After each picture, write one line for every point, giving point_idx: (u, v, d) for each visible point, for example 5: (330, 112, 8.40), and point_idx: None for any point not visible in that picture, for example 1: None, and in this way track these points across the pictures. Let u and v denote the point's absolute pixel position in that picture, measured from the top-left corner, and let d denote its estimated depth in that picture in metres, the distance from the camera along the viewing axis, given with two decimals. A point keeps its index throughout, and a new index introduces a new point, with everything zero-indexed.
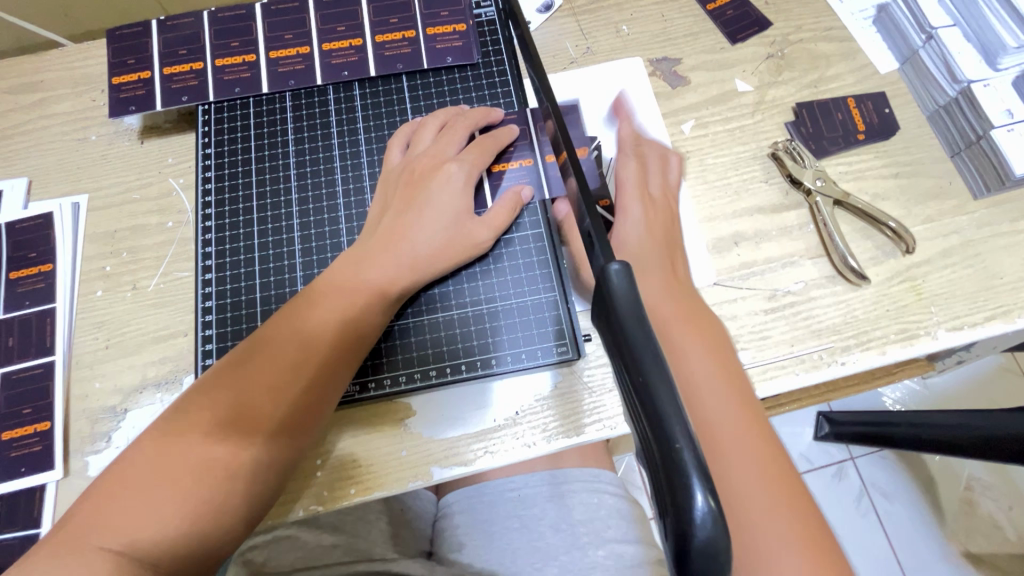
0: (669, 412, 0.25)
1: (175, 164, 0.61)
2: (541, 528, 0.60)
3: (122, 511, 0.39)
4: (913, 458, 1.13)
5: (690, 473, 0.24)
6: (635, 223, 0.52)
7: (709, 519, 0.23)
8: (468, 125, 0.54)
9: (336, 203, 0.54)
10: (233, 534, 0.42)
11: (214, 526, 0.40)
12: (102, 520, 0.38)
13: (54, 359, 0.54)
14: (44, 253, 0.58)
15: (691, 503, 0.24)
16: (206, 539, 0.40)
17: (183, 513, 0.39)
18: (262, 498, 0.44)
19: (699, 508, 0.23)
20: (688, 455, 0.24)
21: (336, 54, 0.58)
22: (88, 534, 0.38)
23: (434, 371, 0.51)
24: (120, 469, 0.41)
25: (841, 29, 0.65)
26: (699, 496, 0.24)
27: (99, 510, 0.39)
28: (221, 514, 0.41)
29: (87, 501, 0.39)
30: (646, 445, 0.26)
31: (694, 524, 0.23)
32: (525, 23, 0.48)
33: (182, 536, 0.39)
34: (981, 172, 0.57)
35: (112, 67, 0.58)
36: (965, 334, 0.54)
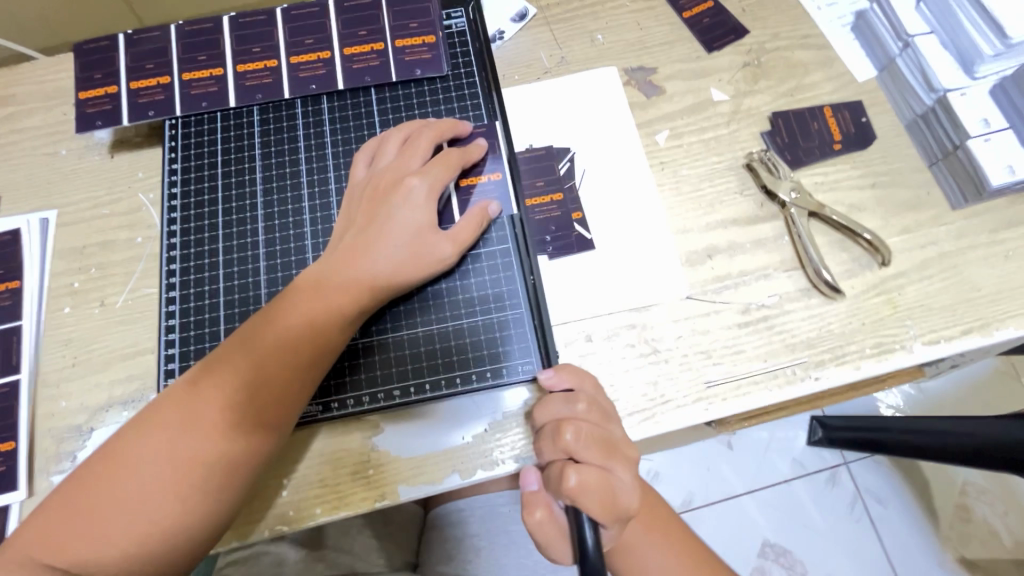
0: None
1: (145, 179, 0.61)
2: (529, 544, 0.62)
3: (76, 530, 0.40)
4: (908, 465, 1.11)
5: (583, 519, 0.40)
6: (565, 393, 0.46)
7: (594, 545, 0.39)
8: (433, 138, 0.53)
9: (302, 219, 0.54)
10: (187, 554, 0.42)
11: (169, 549, 0.41)
12: (58, 539, 0.40)
13: (20, 378, 0.54)
14: (11, 270, 0.58)
15: (584, 535, 0.40)
16: (158, 557, 0.41)
17: (136, 535, 0.40)
18: (215, 521, 0.43)
19: (588, 538, 0.39)
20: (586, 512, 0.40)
21: (304, 67, 0.57)
22: (45, 550, 0.39)
23: (398, 390, 0.51)
24: (75, 486, 0.41)
25: (818, 36, 0.65)
26: (588, 530, 0.40)
27: (55, 528, 0.40)
28: (173, 533, 0.41)
29: (44, 517, 0.41)
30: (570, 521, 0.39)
31: (585, 547, 0.39)
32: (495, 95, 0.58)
33: (135, 554, 0.40)
34: (958, 182, 0.57)
35: (79, 81, 0.57)
36: (941, 348, 0.53)
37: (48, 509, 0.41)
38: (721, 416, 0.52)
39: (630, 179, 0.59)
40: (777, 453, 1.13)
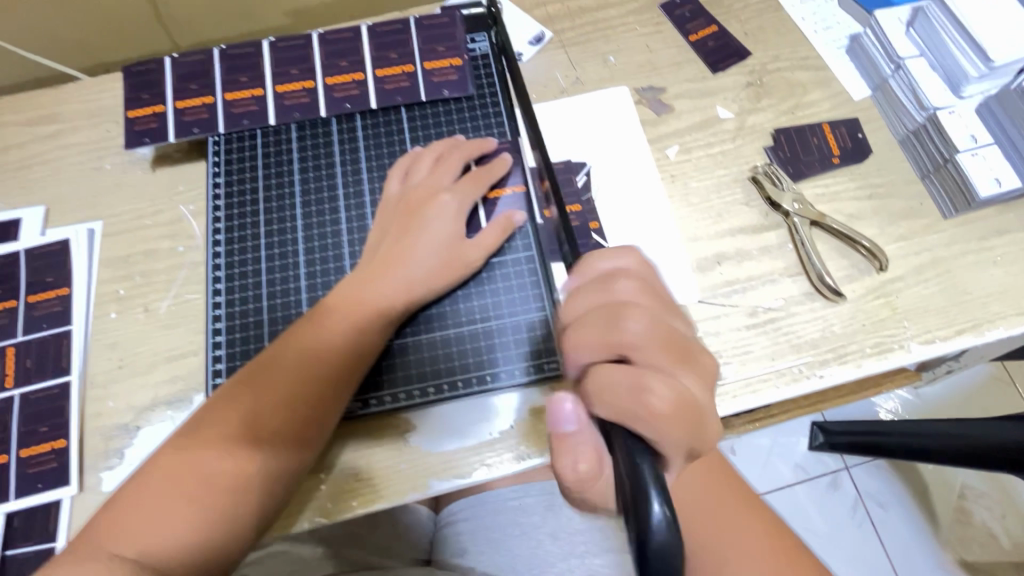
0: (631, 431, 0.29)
1: (186, 191, 0.64)
2: (540, 535, 0.61)
3: (138, 520, 0.43)
4: (906, 468, 1.15)
5: (647, 483, 0.26)
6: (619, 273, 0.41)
7: (663, 525, 0.25)
8: (463, 156, 0.57)
9: (339, 229, 0.58)
10: (240, 542, 0.45)
11: (225, 537, 0.44)
12: (122, 528, 0.43)
13: (70, 379, 0.57)
14: (60, 278, 0.61)
15: (648, 510, 0.25)
16: (212, 546, 0.44)
17: (195, 525, 0.44)
18: (267, 509, 0.46)
19: (655, 515, 0.25)
20: (647, 472, 0.27)
21: (339, 88, 0.61)
22: (109, 539, 0.42)
23: (432, 388, 0.54)
24: (141, 478, 0.45)
25: (816, 58, 0.69)
26: (654, 503, 0.25)
27: (120, 517, 0.43)
28: (228, 523, 0.44)
29: (113, 508, 0.44)
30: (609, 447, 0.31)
31: (650, 526, 0.25)
32: (515, 64, 0.57)
33: (192, 542, 0.43)
34: (948, 193, 0.61)
35: (128, 101, 0.61)
36: (937, 347, 0.57)
37: (116, 501, 0.44)
38: (734, 412, 0.55)
39: (643, 191, 0.63)
40: (779, 458, 1.16)
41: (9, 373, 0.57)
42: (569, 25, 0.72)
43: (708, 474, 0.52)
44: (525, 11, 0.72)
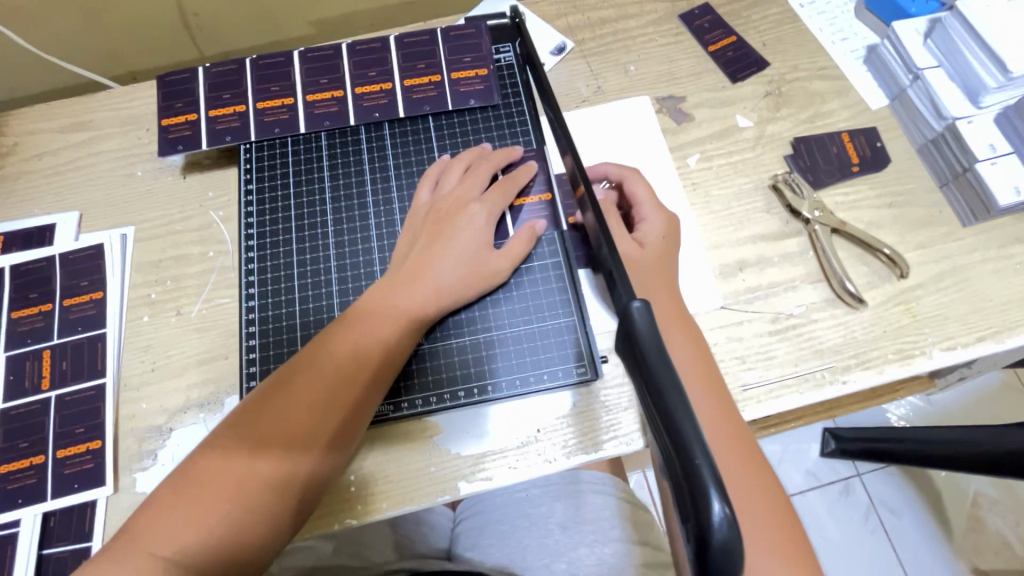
0: (684, 421, 0.28)
1: (216, 198, 0.66)
2: (549, 526, 0.64)
3: (178, 519, 0.44)
4: (919, 475, 1.14)
5: (707, 485, 0.26)
6: (653, 230, 0.56)
7: (726, 525, 0.26)
8: (492, 165, 0.59)
9: (369, 235, 0.59)
10: (272, 545, 0.46)
11: (257, 540, 0.45)
12: (162, 528, 0.43)
13: (105, 381, 0.58)
14: (94, 282, 0.62)
15: (710, 513, 0.26)
16: (249, 545, 0.44)
17: (233, 524, 0.44)
18: (299, 513, 0.47)
19: (717, 516, 0.26)
20: (706, 469, 0.26)
21: (368, 97, 0.63)
22: (149, 539, 0.43)
23: (461, 392, 0.55)
24: (177, 479, 0.46)
25: (833, 68, 0.70)
26: (716, 506, 0.26)
27: (158, 518, 0.44)
28: (264, 522, 0.45)
29: (149, 508, 0.45)
30: (657, 435, 0.30)
31: (712, 528, 0.26)
32: (543, 69, 0.57)
33: (230, 542, 0.44)
34: (967, 202, 0.62)
35: (162, 110, 0.63)
36: (958, 354, 0.57)
37: (152, 501, 0.45)
38: (757, 417, 0.56)
39: (664, 199, 0.64)
40: (791, 464, 1.16)
41: (46, 374, 0.58)
42: (590, 35, 0.73)
43: (713, 400, 0.49)
44: (547, 21, 0.74)
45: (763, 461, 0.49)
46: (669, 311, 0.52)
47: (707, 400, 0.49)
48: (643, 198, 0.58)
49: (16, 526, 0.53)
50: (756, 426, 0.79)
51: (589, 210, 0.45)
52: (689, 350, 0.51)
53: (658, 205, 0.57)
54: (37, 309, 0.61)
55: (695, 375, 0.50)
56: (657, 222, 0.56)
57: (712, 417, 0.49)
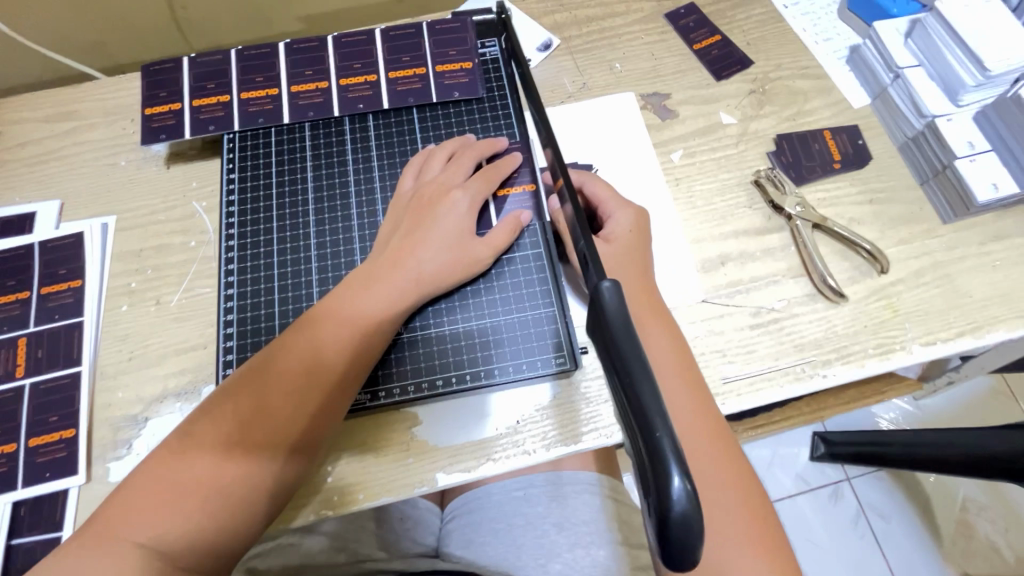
0: (647, 397, 0.28)
1: (199, 188, 0.65)
2: (545, 525, 0.60)
3: (151, 505, 0.43)
4: (907, 478, 1.14)
5: (667, 459, 0.26)
6: (621, 226, 0.56)
7: (684, 499, 0.26)
8: (475, 155, 0.59)
9: (350, 225, 0.59)
10: (248, 531, 0.45)
11: (232, 527, 0.44)
12: (134, 514, 0.42)
13: (81, 370, 0.57)
14: (73, 270, 0.62)
15: (669, 487, 0.26)
16: (224, 532, 0.44)
17: (207, 509, 0.43)
18: (275, 499, 0.46)
19: (676, 490, 0.26)
20: (667, 444, 0.27)
21: (353, 88, 0.63)
22: (120, 525, 0.42)
23: (440, 381, 0.54)
24: (148, 469, 0.45)
25: (816, 67, 0.71)
26: (676, 480, 0.26)
27: (128, 505, 0.43)
28: (239, 509, 0.44)
29: (120, 497, 0.44)
30: (622, 412, 0.30)
31: (671, 500, 0.26)
32: (526, 62, 0.57)
33: (204, 528, 0.43)
34: (947, 198, 0.62)
35: (146, 99, 0.63)
36: (938, 348, 0.57)
37: (123, 490, 0.44)
38: (738, 410, 0.56)
39: (648, 193, 0.65)
40: (781, 467, 1.16)
41: (21, 362, 0.58)
42: (576, 33, 0.74)
43: (691, 393, 0.49)
44: (533, 18, 0.74)
45: (738, 452, 0.49)
46: (645, 304, 0.52)
47: (684, 393, 0.49)
48: (605, 197, 0.58)
49: None
50: (741, 425, 0.79)
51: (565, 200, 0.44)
52: (667, 343, 0.51)
53: (622, 201, 0.57)
54: (14, 297, 0.60)
55: (674, 367, 0.50)
56: (625, 216, 0.56)
57: (689, 408, 0.48)
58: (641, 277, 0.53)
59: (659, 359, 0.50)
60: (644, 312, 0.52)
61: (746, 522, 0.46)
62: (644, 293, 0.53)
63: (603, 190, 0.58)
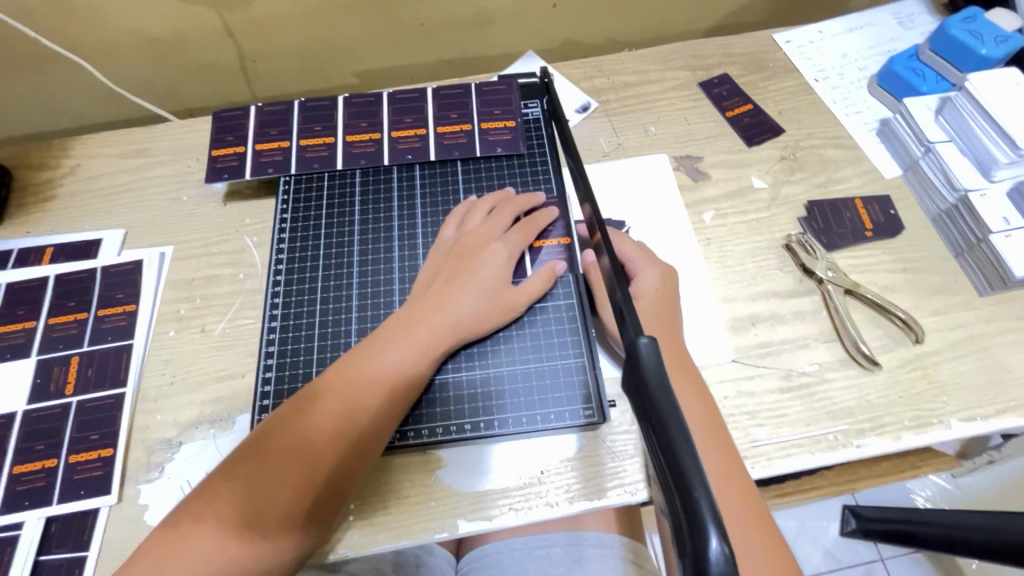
0: (684, 455, 0.28)
1: (252, 225, 0.70)
2: None
3: (192, 546, 0.43)
4: (947, 563, 1.07)
5: (705, 520, 0.26)
6: (648, 284, 0.57)
7: (722, 562, 0.26)
8: (514, 209, 0.62)
9: (391, 267, 0.62)
10: (286, 569, 0.45)
11: (272, 566, 0.44)
12: (175, 553, 0.43)
13: (125, 391, 0.60)
14: (129, 295, 0.65)
15: (706, 549, 0.26)
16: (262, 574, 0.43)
17: (246, 550, 0.43)
18: (315, 534, 0.46)
19: (713, 552, 0.26)
20: (705, 504, 0.27)
21: (403, 140, 0.67)
22: (163, 565, 0.42)
23: (468, 425, 0.55)
24: (189, 508, 0.45)
25: (847, 138, 0.74)
26: (714, 542, 0.26)
27: (170, 545, 0.43)
28: (276, 551, 0.44)
29: (164, 532, 0.44)
30: (659, 469, 0.30)
31: (708, 563, 0.26)
32: (567, 123, 0.60)
33: (243, 569, 0.43)
34: (983, 272, 0.62)
35: (214, 141, 0.69)
36: (978, 425, 0.56)
37: (166, 526, 0.44)
38: (768, 476, 0.54)
39: (680, 252, 0.66)
40: (809, 542, 1.10)
41: (71, 380, 0.60)
42: (613, 97, 0.78)
43: (718, 452, 0.49)
44: (573, 83, 0.79)
45: (770, 520, 0.48)
46: (673, 359, 0.53)
47: (712, 453, 0.48)
48: (632, 256, 0.60)
49: (18, 528, 0.54)
50: (769, 492, 0.76)
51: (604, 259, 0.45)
52: (694, 399, 0.51)
53: (649, 260, 0.59)
54: (72, 317, 0.64)
55: (701, 425, 0.49)
56: (651, 274, 0.58)
57: (718, 470, 0.48)
58: (668, 335, 0.54)
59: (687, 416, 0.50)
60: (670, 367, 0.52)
61: None
62: (673, 351, 0.53)
63: (631, 247, 0.60)
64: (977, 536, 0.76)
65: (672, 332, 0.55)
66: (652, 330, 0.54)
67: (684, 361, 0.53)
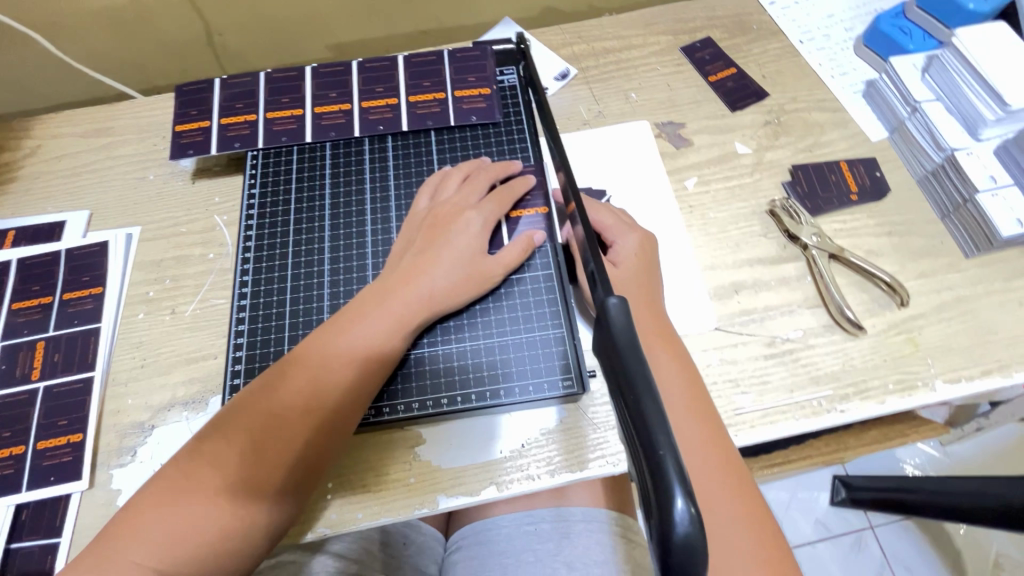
0: (651, 415, 0.27)
1: (222, 203, 0.67)
2: (555, 563, 0.57)
3: (158, 527, 0.41)
4: (934, 528, 1.07)
5: (671, 479, 0.25)
6: (628, 250, 0.56)
7: (688, 522, 0.25)
8: (489, 177, 0.60)
9: (364, 241, 0.60)
10: (259, 546, 0.44)
11: (244, 545, 0.43)
12: (141, 534, 0.41)
13: (94, 375, 0.58)
14: (96, 277, 0.63)
15: (672, 508, 0.25)
16: (233, 554, 0.42)
17: (215, 530, 0.42)
18: (289, 511, 0.45)
19: (679, 512, 0.25)
20: (671, 464, 0.26)
21: (374, 111, 0.65)
22: (128, 546, 0.41)
23: (445, 399, 0.54)
24: (155, 488, 0.43)
25: (832, 100, 0.72)
26: (679, 502, 0.25)
27: (135, 526, 0.42)
28: (247, 530, 0.43)
29: (129, 512, 0.43)
30: (627, 431, 0.29)
31: (674, 524, 0.25)
32: (542, 86, 0.58)
33: (212, 549, 0.42)
34: (970, 233, 0.61)
35: (178, 116, 0.66)
36: (963, 387, 0.55)
37: (130, 506, 0.43)
38: (750, 443, 0.54)
39: (661, 221, 0.65)
40: (799, 512, 1.10)
41: (38, 365, 0.59)
42: (593, 63, 0.76)
43: (699, 420, 0.48)
44: (552, 49, 0.77)
45: (753, 487, 0.47)
46: (652, 327, 0.51)
47: (693, 421, 0.47)
48: (610, 223, 0.58)
49: None
50: (757, 462, 0.76)
51: (576, 222, 0.43)
52: (675, 367, 0.50)
53: (628, 227, 0.58)
54: (37, 302, 0.62)
55: (682, 393, 0.48)
56: (631, 240, 0.57)
57: (700, 438, 0.47)
58: (648, 303, 0.53)
59: (668, 384, 0.49)
60: (649, 335, 0.51)
61: (758, 566, 0.43)
62: (653, 319, 0.52)
63: (607, 216, 0.59)
64: (965, 500, 0.76)
65: (651, 300, 0.53)
66: (630, 298, 0.52)
67: (665, 328, 0.52)
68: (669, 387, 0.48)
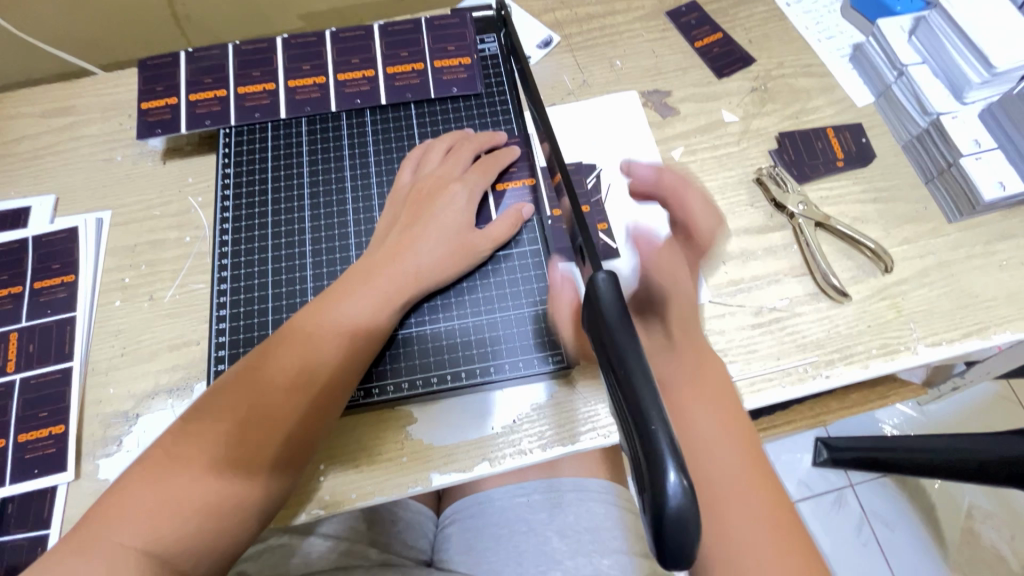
0: (642, 390, 0.27)
1: (195, 184, 0.65)
2: (548, 532, 0.58)
3: (145, 507, 0.41)
4: (912, 485, 1.11)
5: (664, 454, 0.25)
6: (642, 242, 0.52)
7: (681, 494, 0.25)
8: (473, 149, 0.59)
9: (346, 220, 0.58)
10: (249, 525, 0.43)
11: (234, 524, 0.42)
12: (128, 516, 0.41)
13: (72, 365, 0.57)
14: (67, 265, 0.61)
15: (664, 483, 0.25)
16: (223, 533, 0.42)
17: (205, 509, 0.41)
18: (279, 490, 0.45)
19: (671, 486, 0.25)
20: (664, 438, 0.26)
21: (350, 83, 0.63)
22: (115, 527, 0.40)
23: (435, 378, 0.53)
24: (141, 470, 0.43)
25: (820, 66, 0.71)
26: (672, 475, 0.25)
27: (122, 508, 0.41)
28: (236, 509, 0.42)
29: (114, 495, 0.42)
30: (619, 407, 0.29)
31: (667, 498, 0.25)
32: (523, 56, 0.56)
33: (201, 529, 0.41)
34: (953, 197, 0.61)
35: (143, 93, 0.63)
36: (944, 349, 0.56)
37: (116, 489, 0.42)
38: (739, 411, 0.54)
39: None
40: (783, 473, 1.13)
41: (12, 357, 0.57)
42: (576, 30, 0.73)
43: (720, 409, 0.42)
44: (533, 15, 0.74)
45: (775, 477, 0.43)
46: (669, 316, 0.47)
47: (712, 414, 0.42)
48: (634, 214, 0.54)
49: None
50: None
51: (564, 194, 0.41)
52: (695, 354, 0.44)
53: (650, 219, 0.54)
54: (7, 292, 0.60)
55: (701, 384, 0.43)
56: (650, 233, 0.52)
57: (718, 423, 0.42)
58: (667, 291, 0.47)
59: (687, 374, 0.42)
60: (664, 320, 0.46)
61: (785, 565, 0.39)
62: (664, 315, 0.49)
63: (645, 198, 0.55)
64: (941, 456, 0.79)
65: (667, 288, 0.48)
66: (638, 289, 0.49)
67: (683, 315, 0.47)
68: (685, 372, 0.42)
